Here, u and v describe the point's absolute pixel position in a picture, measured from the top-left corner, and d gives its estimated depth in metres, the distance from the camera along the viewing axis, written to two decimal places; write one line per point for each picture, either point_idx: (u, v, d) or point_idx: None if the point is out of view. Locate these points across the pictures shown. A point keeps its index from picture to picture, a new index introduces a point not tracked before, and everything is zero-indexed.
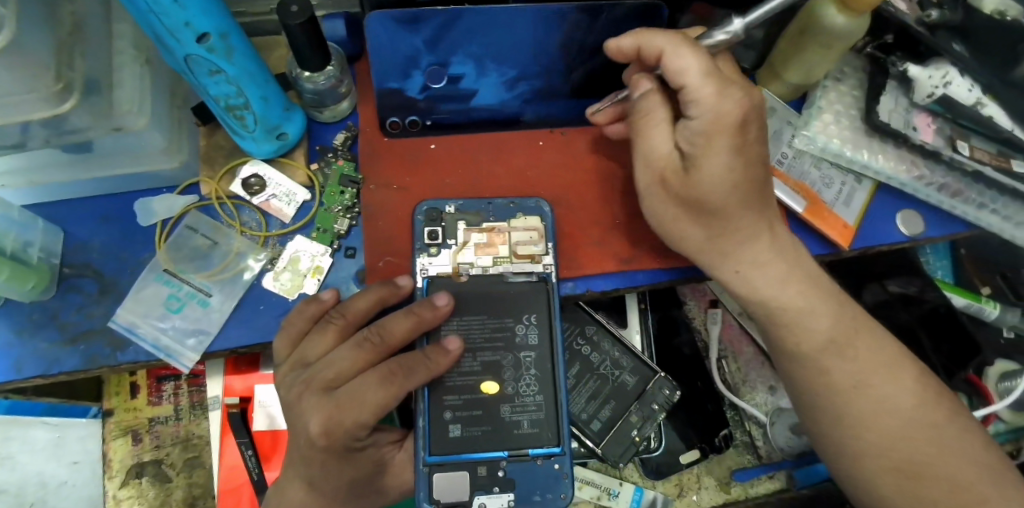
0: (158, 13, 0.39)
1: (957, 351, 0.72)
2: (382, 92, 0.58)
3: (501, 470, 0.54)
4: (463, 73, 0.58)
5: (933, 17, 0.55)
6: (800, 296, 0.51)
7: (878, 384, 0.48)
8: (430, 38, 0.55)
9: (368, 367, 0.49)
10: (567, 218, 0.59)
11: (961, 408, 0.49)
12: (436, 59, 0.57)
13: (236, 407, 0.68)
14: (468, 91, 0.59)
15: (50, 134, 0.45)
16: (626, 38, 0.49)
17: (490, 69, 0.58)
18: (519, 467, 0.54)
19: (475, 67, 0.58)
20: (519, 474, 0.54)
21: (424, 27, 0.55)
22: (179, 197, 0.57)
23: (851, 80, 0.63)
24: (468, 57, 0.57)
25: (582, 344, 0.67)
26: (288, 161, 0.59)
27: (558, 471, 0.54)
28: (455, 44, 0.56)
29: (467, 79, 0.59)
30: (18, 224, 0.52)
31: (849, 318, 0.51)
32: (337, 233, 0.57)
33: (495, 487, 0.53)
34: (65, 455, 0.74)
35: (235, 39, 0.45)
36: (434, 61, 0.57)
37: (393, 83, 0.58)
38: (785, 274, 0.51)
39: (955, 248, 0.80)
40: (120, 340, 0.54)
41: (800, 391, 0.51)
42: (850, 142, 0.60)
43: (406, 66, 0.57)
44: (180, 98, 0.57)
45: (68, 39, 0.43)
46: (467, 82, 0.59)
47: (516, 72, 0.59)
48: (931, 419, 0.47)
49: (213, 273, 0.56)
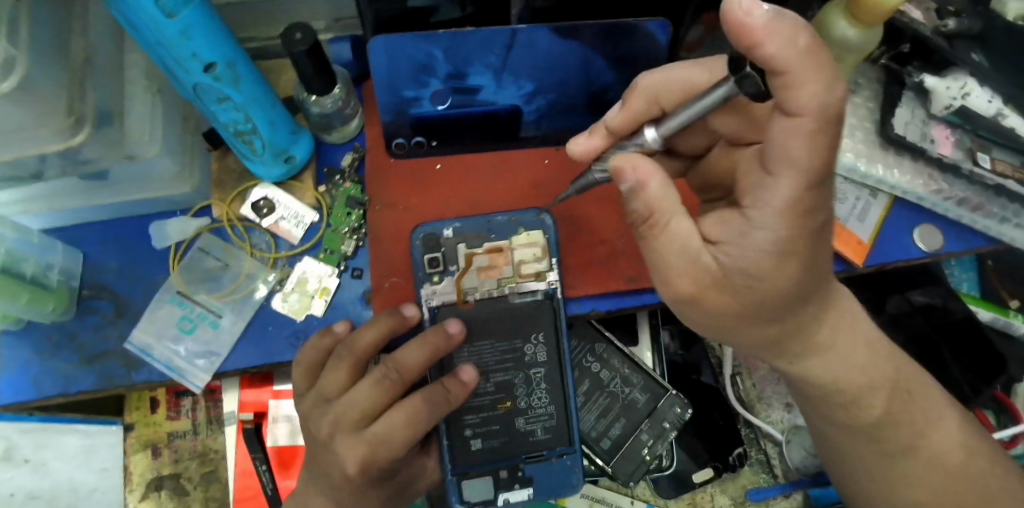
0: (165, 45, 0.41)
1: (979, 365, 0.69)
2: (397, 99, 0.57)
3: (519, 471, 0.56)
4: (482, 84, 0.57)
5: (950, 27, 0.53)
6: (855, 347, 0.45)
7: (898, 414, 0.48)
8: (448, 49, 0.52)
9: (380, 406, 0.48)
10: (569, 232, 0.59)
11: (977, 438, 0.49)
12: (453, 70, 0.55)
13: (250, 422, 0.69)
14: (486, 103, 0.59)
15: (65, 165, 0.47)
16: (636, 96, 0.47)
17: (508, 83, 0.57)
18: (537, 466, 0.56)
19: (493, 78, 0.56)
20: (537, 471, 0.56)
21: (438, 40, 0.51)
22: (193, 219, 0.59)
23: (866, 91, 0.61)
24: (487, 68, 0.55)
25: (591, 361, 0.67)
26: (297, 184, 0.60)
27: (571, 465, 0.57)
28: (470, 58, 0.54)
29: (486, 90, 0.57)
30: (38, 247, 0.54)
31: (887, 357, 0.47)
32: (344, 254, 0.58)
33: (515, 485, 0.56)
34: (96, 462, 0.74)
35: (241, 67, 0.46)
36: (451, 70, 0.55)
37: (409, 91, 0.56)
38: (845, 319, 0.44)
39: (980, 260, 0.77)
40: (136, 360, 0.56)
41: (837, 421, 0.50)
42: (866, 155, 0.58)
43: (421, 74, 0.55)
44: (192, 122, 0.58)
45: (79, 72, 0.44)
46: (486, 93, 0.58)
47: (533, 86, 0.58)
48: (932, 449, 0.48)
49: (224, 294, 0.57)
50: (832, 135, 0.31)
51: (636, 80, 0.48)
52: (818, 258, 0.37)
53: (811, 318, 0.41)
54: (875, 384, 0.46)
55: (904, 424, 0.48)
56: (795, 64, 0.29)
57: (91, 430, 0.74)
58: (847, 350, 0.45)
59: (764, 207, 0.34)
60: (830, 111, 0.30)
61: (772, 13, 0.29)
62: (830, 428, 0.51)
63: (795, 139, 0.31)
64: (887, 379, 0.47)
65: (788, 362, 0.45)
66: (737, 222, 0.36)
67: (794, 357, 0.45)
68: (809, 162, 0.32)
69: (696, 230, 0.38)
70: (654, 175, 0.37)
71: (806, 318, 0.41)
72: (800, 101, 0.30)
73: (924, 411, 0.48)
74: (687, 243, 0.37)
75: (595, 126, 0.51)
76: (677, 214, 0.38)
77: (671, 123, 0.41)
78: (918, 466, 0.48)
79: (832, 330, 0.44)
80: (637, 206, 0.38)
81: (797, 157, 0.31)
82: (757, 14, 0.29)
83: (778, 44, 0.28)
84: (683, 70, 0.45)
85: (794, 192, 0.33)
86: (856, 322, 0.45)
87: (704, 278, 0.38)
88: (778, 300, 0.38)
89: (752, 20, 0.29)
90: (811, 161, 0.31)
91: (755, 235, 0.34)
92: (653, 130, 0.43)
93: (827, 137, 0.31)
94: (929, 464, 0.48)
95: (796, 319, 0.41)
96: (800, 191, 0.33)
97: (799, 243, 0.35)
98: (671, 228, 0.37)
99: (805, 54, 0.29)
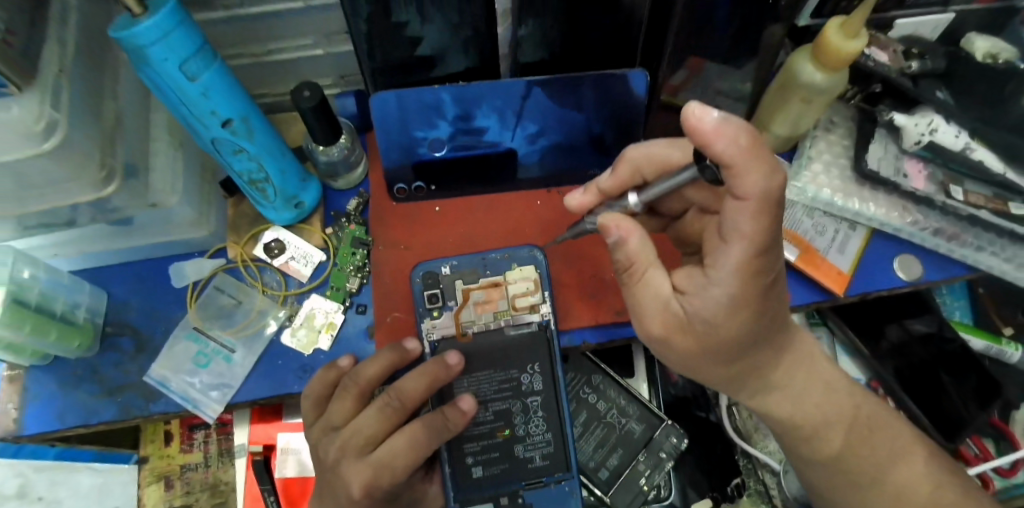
0: (187, 104, 0.46)
1: (981, 389, 0.68)
2: (408, 137, 0.61)
3: (520, 498, 0.57)
4: (487, 126, 0.61)
5: (914, 68, 0.59)
6: (810, 387, 0.50)
7: (855, 443, 0.51)
8: (457, 94, 0.58)
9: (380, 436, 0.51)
10: (560, 269, 0.62)
11: (944, 472, 0.51)
12: (461, 111, 0.60)
13: (259, 455, 0.71)
14: (490, 143, 0.63)
15: (95, 213, 0.51)
16: (623, 164, 0.49)
17: (518, 124, 0.62)
18: (536, 493, 0.57)
19: (498, 119, 0.61)
20: (536, 498, 0.57)
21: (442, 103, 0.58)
22: (209, 260, 0.63)
23: (840, 128, 0.65)
24: (492, 110, 0.60)
25: (588, 392, 0.69)
26: (305, 226, 0.64)
27: (569, 491, 0.58)
28: (478, 100, 0.59)
29: (492, 131, 0.62)
30: (67, 287, 0.58)
31: (847, 397, 0.52)
32: (349, 291, 0.62)
33: None
34: (107, 501, 0.72)
35: (255, 121, 0.51)
36: (459, 112, 0.60)
37: (418, 132, 0.61)
38: (801, 357, 0.49)
39: (973, 288, 0.78)
40: (153, 393, 0.59)
41: (798, 453, 0.54)
42: (841, 191, 0.62)
43: (430, 115, 0.60)
44: (210, 171, 0.63)
45: (110, 129, 0.48)
46: (490, 134, 0.62)
47: (537, 127, 0.62)
48: (904, 475, 0.51)
49: (237, 330, 0.61)
50: (775, 209, 0.37)
51: (622, 150, 0.50)
52: (768, 305, 0.42)
53: (765, 361, 0.47)
54: (834, 419, 0.51)
55: (865, 457, 0.51)
56: (740, 158, 0.35)
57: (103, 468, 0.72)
58: (801, 387, 0.50)
59: (720, 268, 0.39)
60: (772, 196, 0.36)
61: (721, 119, 0.34)
62: (798, 462, 0.54)
63: (744, 220, 0.37)
64: (843, 417, 0.51)
65: (748, 397, 0.51)
66: (698, 280, 0.41)
67: (760, 374, 0.48)
68: (755, 233, 0.37)
69: (667, 280, 0.44)
70: (634, 232, 0.43)
71: (762, 359, 0.46)
72: (747, 184, 0.35)
73: (887, 443, 0.52)
74: (659, 290, 0.43)
75: (589, 183, 0.55)
76: (653, 266, 0.44)
77: (652, 192, 0.46)
78: (883, 498, 0.50)
79: (786, 371, 0.49)
80: (619, 257, 0.44)
81: (745, 229, 0.37)
82: (708, 119, 0.34)
83: (726, 143, 0.35)
84: (662, 147, 0.48)
85: (742, 255, 0.38)
86: (812, 367, 0.50)
87: (673, 322, 0.43)
88: (735, 344, 0.43)
89: (706, 124, 0.34)
90: (756, 228, 0.37)
91: (714, 292, 0.40)
92: (635, 195, 0.47)
93: (769, 214, 0.37)
94: (895, 497, 0.50)
95: (757, 356, 0.46)
96: (750, 256, 0.38)
97: (752, 296, 0.40)
98: (647, 277, 0.44)
99: (747, 152, 0.35)
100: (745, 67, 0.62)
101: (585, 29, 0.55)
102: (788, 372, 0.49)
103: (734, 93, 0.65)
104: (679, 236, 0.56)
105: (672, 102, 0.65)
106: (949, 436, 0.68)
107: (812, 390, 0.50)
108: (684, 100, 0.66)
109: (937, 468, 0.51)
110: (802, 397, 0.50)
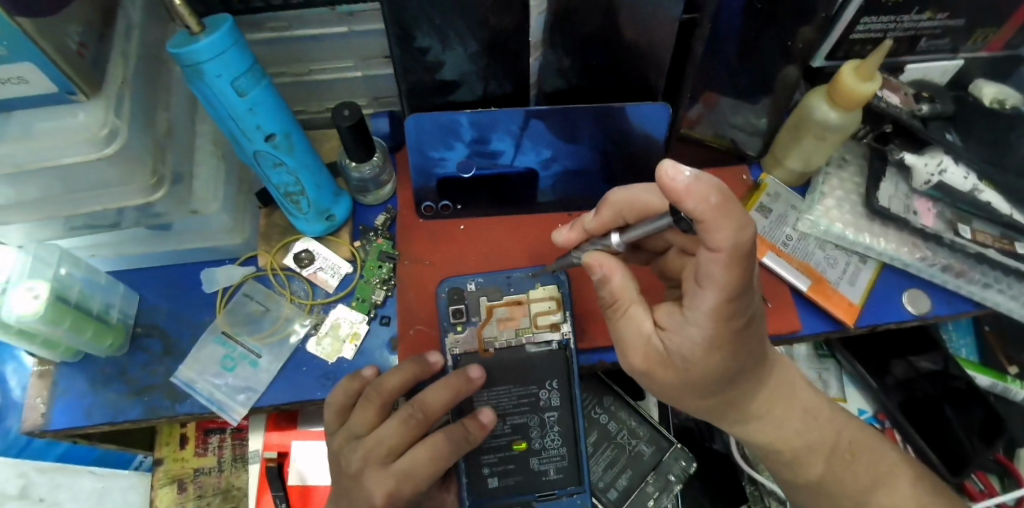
0: (235, 118, 0.49)
1: (982, 426, 0.69)
2: (423, 159, 0.63)
3: None
4: (503, 149, 0.64)
5: (924, 111, 0.62)
6: (791, 416, 0.52)
7: (838, 470, 0.52)
8: (474, 119, 0.60)
9: (400, 445, 0.52)
10: (582, 288, 0.65)
11: (931, 493, 0.51)
12: (477, 135, 0.62)
13: (274, 461, 0.73)
14: (506, 166, 0.65)
15: (140, 217, 0.53)
16: (607, 207, 0.52)
17: (528, 150, 0.64)
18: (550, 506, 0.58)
19: (513, 144, 0.63)
20: None
21: (461, 134, 0.62)
22: (239, 267, 0.65)
23: (852, 166, 0.68)
24: (508, 134, 0.62)
25: (599, 413, 0.70)
26: (335, 238, 0.67)
27: None
28: (494, 125, 0.61)
29: (506, 155, 0.64)
30: (103, 288, 0.60)
31: (842, 427, 0.53)
32: (374, 303, 0.64)
33: None
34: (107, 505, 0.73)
35: (296, 138, 0.54)
36: (475, 135, 0.62)
37: (435, 152, 0.63)
38: (786, 389, 0.51)
39: (979, 325, 0.80)
40: (179, 393, 0.61)
41: (784, 478, 0.55)
42: (852, 225, 0.64)
43: (447, 138, 0.62)
44: (246, 182, 0.65)
45: (162, 138, 0.51)
46: (505, 158, 0.65)
47: (550, 153, 0.65)
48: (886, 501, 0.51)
49: (264, 336, 0.63)
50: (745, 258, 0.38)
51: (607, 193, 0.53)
52: (746, 347, 0.44)
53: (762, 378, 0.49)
54: (816, 448, 0.52)
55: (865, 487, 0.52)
56: (710, 216, 0.35)
57: (104, 472, 0.74)
58: (780, 416, 0.51)
59: (695, 309, 0.41)
60: (740, 246, 0.37)
61: (693, 178, 0.35)
62: (786, 488, 0.56)
63: (716, 268, 0.38)
64: (824, 442, 0.52)
65: (730, 425, 0.52)
66: (676, 318, 0.44)
67: (742, 404, 0.50)
68: (727, 280, 0.38)
69: (649, 316, 0.47)
70: (617, 270, 0.46)
71: (745, 390, 0.48)
72: (718, 239, 0.36)
73: (868, 469, 0.52)
74: (641, 326, 0.46)
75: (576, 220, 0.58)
76: (635, 303, 0.47)
77: (634, 232, 0.47)
78: None
79: (766, 402, 0.51)
80: (604, 292, 0.48)
81: (718, 276, 0.38)
82: (681, 178, 0.35)
83: (696, 201, 0.35)
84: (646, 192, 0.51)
85: (715, 302, 0.40)
86: (791, 395, 0.52)
87: (654, 357, 0.46)
88: (717, 378, 0.45)
89: (678, 181, 0.35)
90: (728, 278, 0.38)
91: (693, 331, 0.42)
92: (618, 235, 0.49)
93: (742, 264, 0.38)
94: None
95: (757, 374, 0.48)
96: (722, 302, 0.40)
97: (725, 337, 0.42)
98: (629, 313, 0.47)
99: (718, 210, 0.35)
100: (759, 104, 0.65)
101: (599, 59, 0.57)
102: (773, 389, 0.51)
103: (749, 129, 0.68)
104: (662, 270, 0.58)
105: (689, 134, 0.68)
106: (954, 472, 0.68)
107: (789, 422, 0.52)
108: (701, 134, 0.68)
109: (924, 488, 0.51)
110: (804, 425, 0.52)
